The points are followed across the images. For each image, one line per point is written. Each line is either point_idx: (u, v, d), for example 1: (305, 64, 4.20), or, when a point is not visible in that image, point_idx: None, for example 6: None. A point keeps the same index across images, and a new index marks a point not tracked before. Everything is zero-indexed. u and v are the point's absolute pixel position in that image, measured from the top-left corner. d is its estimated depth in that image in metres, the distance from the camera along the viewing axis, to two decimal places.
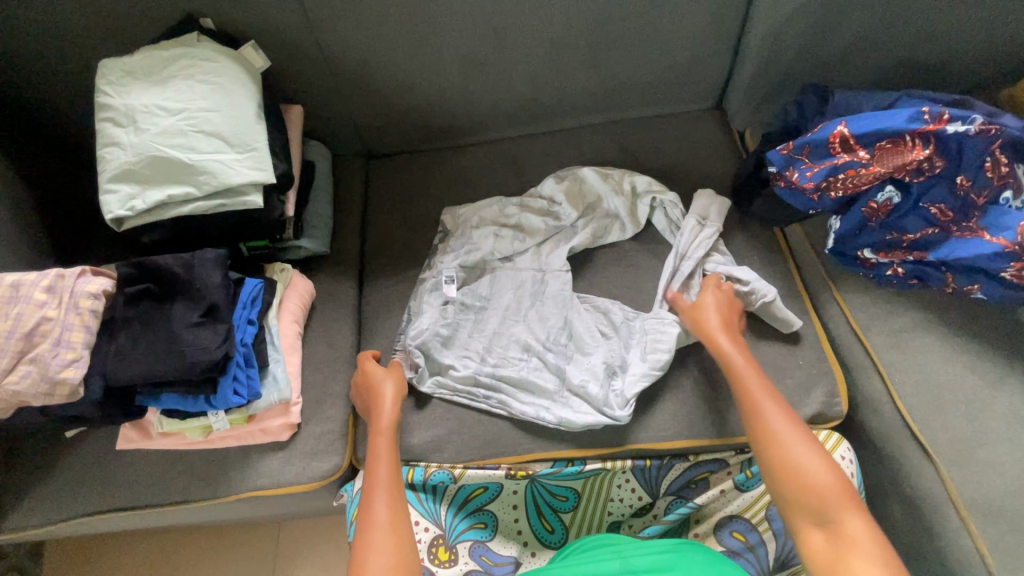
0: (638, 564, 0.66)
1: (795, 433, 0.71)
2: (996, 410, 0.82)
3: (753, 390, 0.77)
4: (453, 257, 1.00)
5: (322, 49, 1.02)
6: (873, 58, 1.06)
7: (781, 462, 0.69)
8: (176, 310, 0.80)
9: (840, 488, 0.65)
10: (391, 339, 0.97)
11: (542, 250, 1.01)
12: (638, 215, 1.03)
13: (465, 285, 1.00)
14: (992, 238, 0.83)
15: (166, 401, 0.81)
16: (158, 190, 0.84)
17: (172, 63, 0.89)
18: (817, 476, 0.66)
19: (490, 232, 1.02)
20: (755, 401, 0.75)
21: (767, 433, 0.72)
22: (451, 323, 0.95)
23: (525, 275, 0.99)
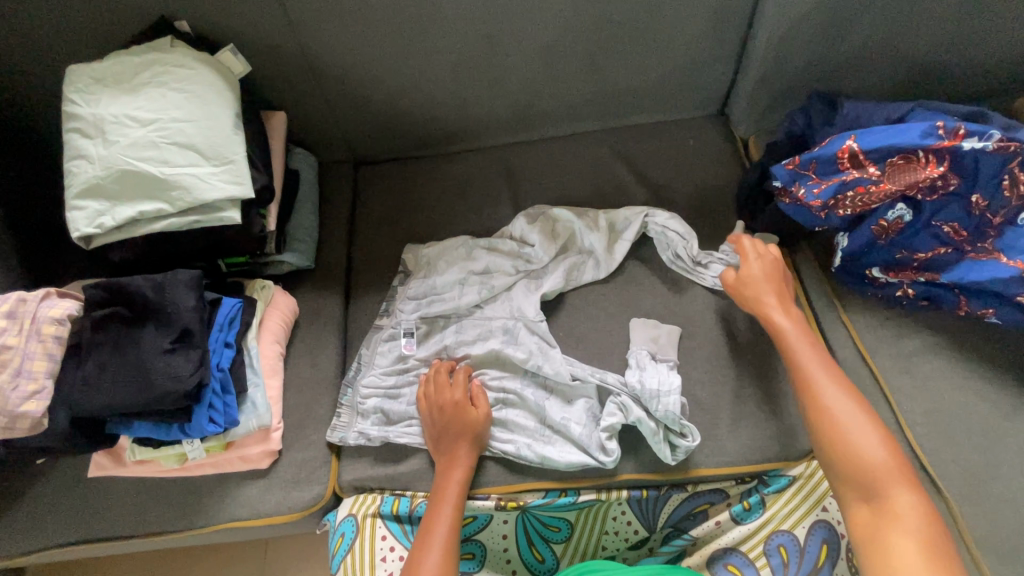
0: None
1: (854, 416, 0.69)
2: (1010, 442, 0.78)
3: (806, 360, 0.75)
4: (414, 305, 0.95)
5: (304, 53, 0.97)
6: (885, 65, 1.01)
7: (819, 418, 0.70)
8: (146, 335, 0.75)
9: (893, 468, 0.65)
10: (342, 395, 0.91)
11: (511, 293, 0.95)
12: (610, 257, 0.98)
13: (426, 338, 0.94)
14: (1008, 260, 0.79)
15: (138, 429, 0.77)
16: (127, 206, 0.79)
17: (143, 69, 0.84)
18: (876, 461, 0.66)
19: (452, 275, 0.97)
20: (808, 373, 0.74)
21: (827, 415, 0.70)
22: (417, 373, 0.90)
23: (514, 296, 0.95)
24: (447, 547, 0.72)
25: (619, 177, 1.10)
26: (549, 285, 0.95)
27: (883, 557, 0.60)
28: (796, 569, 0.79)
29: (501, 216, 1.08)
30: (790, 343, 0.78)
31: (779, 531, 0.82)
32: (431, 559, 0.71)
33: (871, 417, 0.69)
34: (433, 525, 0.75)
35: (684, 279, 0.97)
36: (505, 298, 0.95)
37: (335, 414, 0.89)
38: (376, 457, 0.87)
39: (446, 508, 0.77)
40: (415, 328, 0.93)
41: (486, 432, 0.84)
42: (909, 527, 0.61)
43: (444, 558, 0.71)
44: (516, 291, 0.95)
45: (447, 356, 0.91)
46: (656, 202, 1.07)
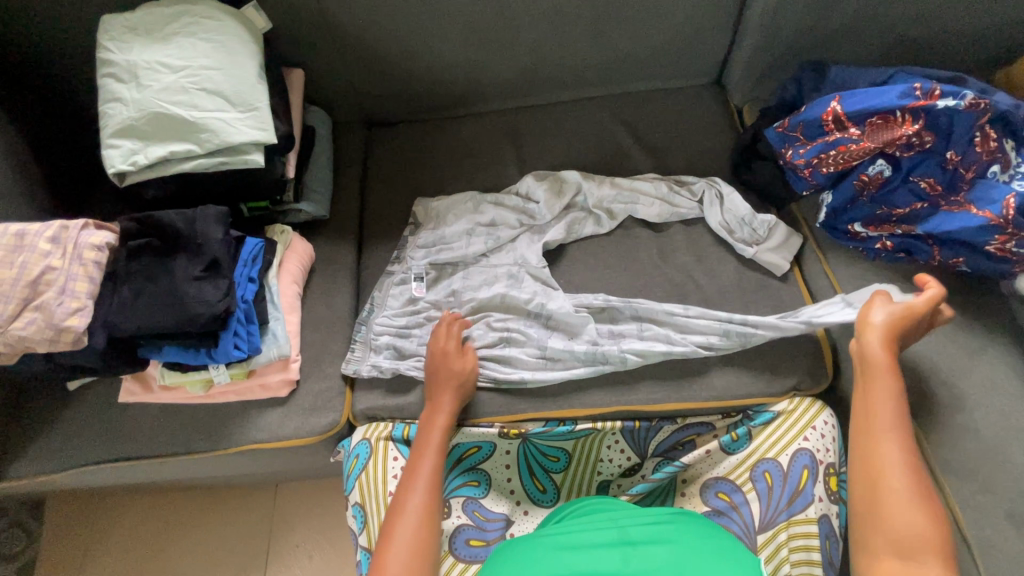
0: (637, 535, 0.67)
1: (893, 439, 0.73)
2: (974, 378, 0.84)
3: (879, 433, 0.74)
4: (423, 252, 1.01)
5: (323, 12, 1.02)
6: (873, 35, 1.06)
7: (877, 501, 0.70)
8: (177, 264, 0.81)
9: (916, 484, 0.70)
10: (357, 332, 0.97)
11: (515, 243, 1.01)
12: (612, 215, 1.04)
13: (436, 283, 1.00)
14: (977, 211, 0.85)
15: (168, 353, 0.83)
16: (160, 146, 0.85)
17: (174, 20, 0.89)
18: (896, 500, 0.69)
19: (459, 227, 1.02)
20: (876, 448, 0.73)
21: (884, 481, 0.71)
22: (426, 315, 0.96)
23: (519, 246, 1.01)
24: (431, 479, 0.78)
25: (619, 140, 1.16)
26: (556, 237, 1.01)
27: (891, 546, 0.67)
28: (779, 495, 0.85)
29: (506, 174, 1.14)
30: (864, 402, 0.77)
31: (763, 459, 0.88)
32: (415, 493, 0.77)
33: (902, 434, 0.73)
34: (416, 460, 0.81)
35: (678, 232, 1.03)
36: (510, 247, 1.01)
37: (349, 350, 0.96)
38: (388, 389, 0.93)
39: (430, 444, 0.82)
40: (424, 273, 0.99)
41: (472, 378, 0.90)
42: (921, 535, 0.66)
43: (427, 489, 0.77)
44: (521, 243, 1.01)
45: (454, 299, 0.97)
46: (654, 163, 1.13)
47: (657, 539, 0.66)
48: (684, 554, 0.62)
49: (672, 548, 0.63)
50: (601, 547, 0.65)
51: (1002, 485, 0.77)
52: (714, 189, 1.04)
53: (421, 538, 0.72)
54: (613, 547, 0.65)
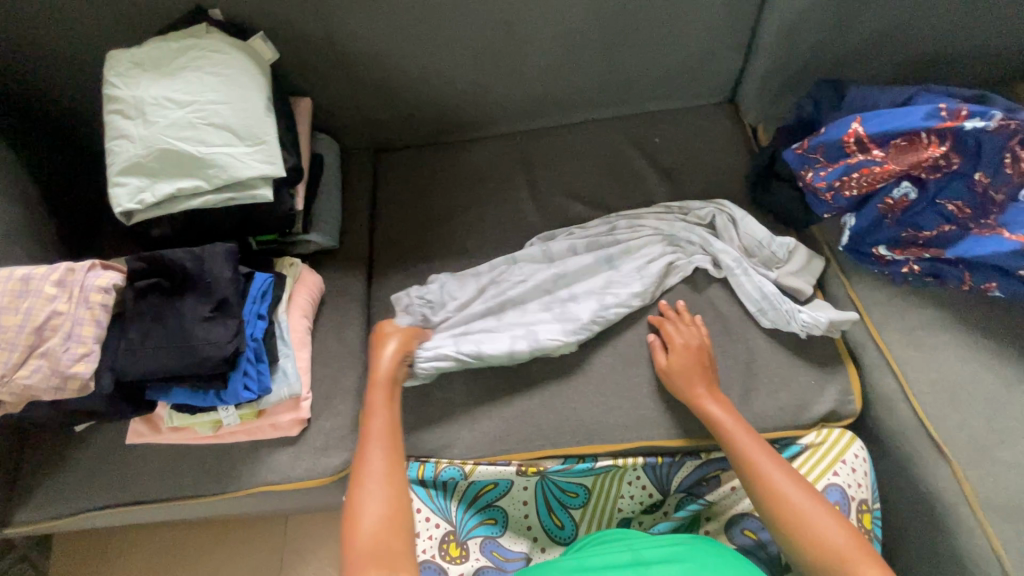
0: (650, 556, 0.64)
1: (818, 519, 0.67)
2: (1014, 409, 0.81)
3: (762, 463, 0.73)
4: (441, 339, 0.90)
5: (330, 40, 1.01)
6: (890, 52, 1.04)
7: (791, 529, 0.67)
8: (185, 304, 0.79)
9: (853, 544, 0.64)
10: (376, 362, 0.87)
11: (535, 328, 0.90)
12: (633, 275, 0.94)
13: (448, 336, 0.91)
14: (1010, 235, 0.82)
15: (176, 395, 0.81)
16: (168, 183, 0.83)
17: (181, 55, 0.88)
18: (809, 517, 0.67)
19: (483, 316, 0.92)
20: (765, 477, 0.72)
21: (783, 504, 0.69)
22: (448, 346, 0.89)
23: (538, 330, 0.89)
24: (391, 444, 0.75)
25: (632, 162, 1.13)
26: (591, 313, 0.90)
27: (797, 529, 0.67)
28: None
29: (518, 198, 1.11)
30: (734, 439, 0.77)
31: None
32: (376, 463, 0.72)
33: (814, 497, 0.70)
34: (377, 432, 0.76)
35: None
36: (528, 332, 0.90)
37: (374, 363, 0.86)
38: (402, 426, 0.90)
39: (379, 411, 0.78)
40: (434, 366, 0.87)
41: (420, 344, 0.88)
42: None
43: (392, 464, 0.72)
44: (545, 326, 0.90)
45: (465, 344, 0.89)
46: (668, 185, 1.11)
47: (670, 558, 0.63)
48: (700, 570, 0.60)
49: (685, 566, 0.60)
50: (612, 569, 0.63)
51: None
52: (724, 215, 1.00)
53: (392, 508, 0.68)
54: (625, 567, 0.63)
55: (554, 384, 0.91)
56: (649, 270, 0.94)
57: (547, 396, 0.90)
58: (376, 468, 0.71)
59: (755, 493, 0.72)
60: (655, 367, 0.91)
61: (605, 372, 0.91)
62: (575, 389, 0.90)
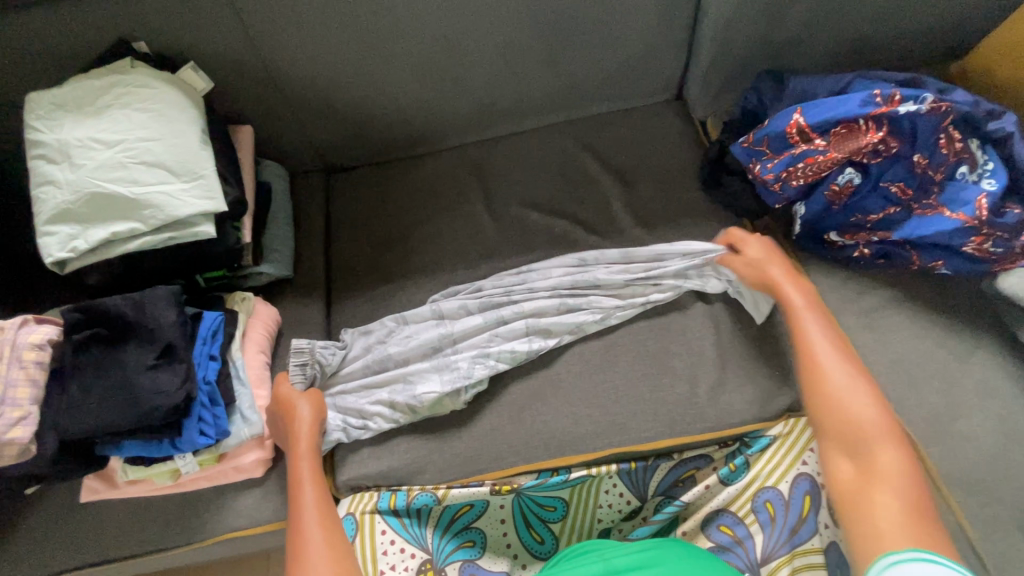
0: (623, 564, 0.64)
1: (853, 398, 0.67)
2: (968, 384, 0.83)
3: (811, 337, 0.73)
4: (368, 392, 0.89)
5: (265, 65, 0.99)
6: (826, 41, 1.06)
7: (821, 398, 0.69)
8: (129, 354, 0.76)
9: (880, 423, 0.64)
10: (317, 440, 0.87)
11: (416, 384, 0.88)
12: (554, 322, 0.92)
13: (376, 386, 0.90)
14: (951, 213, 0.84)
15: (129, 448, 0.77)
16: (101, 228, 0.79)
17: (105, 92, 0.85)
18: (843, 389, 0.68)
19: (366, 373, 0.91)
20: (810, 348, 0.72)
21: (819, 375, 0.70)
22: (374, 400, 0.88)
23: (417, 386, 0.88)
24: (323, 515, 0.71)
25: (585, 165, 1.13)
26: (547, 324, 0.91)
27: (828, 396, 0.68)
28: (782, 525, 0.82)
29: (474, 212, 1.10)
30: (795, 312, 0.77)
31: (763, 488, 0.85)
32: (312, 540, 0.67)
33: (857, 376, 0.69)
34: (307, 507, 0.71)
35: None
36: (408, 389, 0.88)
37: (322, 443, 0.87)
38: (370, 456, 0.88)
39: (306, 485, 0.75)
40: (334, 439, 0.86)
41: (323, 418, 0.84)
42: (890, 482, 0.60)
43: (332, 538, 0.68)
44: (424, 381, 0.88)
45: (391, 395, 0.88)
46: (623, 185, 1.10)
47: (642, 564, 0.63)
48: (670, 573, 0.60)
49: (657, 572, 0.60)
50: None
51: (1009, 494, 0.75)
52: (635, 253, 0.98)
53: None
54: None
55: (521, 399, 0.90)
56: (572, 316, 0.92)
57: (515, 412, 0.89)
58: (315, 543, 0.67)
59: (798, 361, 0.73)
60: (621, 372, 0.91)
61: (571, 383, 0.91)
62: (543, 402, 0.90)
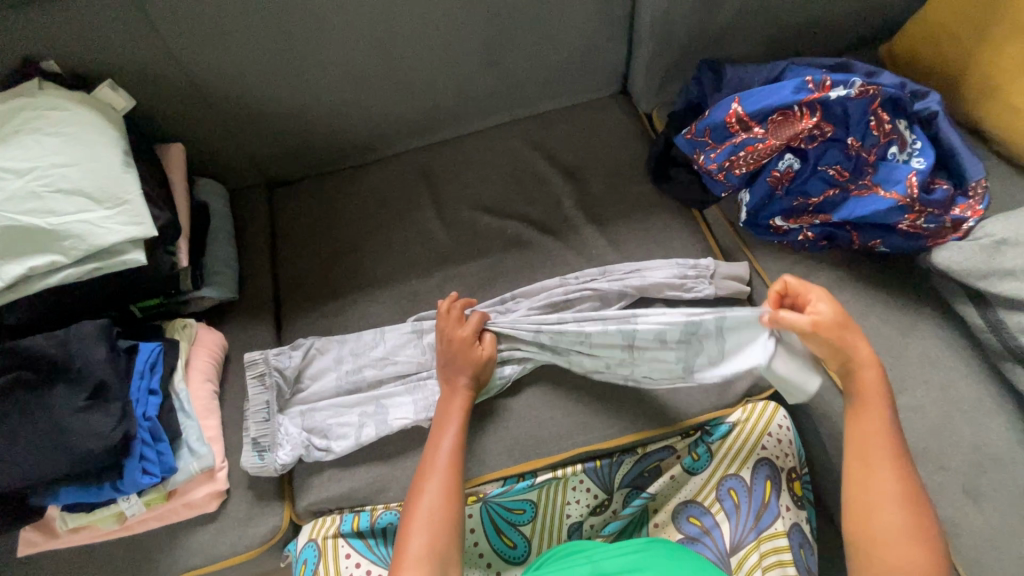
0: (611, 568, 0.64)
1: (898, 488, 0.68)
2: (910, 356, 0.86)
3: (868, 433, 0.70)
4: (329, 414, 0.86)
5: (191, 80, 0.94)
6: (761, 29, 1.08)
7: (858, 497, 0.69)
8: (57, 396, 0.71)
9: (922, 539, 0.65)
10: (271, 466, 0.83)
11: (386, 406, 0.86)
12: (538, 355, 0.89)
13: (338, 408, 0.87)
14: (885, 193, 0.87)
15: (67, 496, 0.73)
16: (16, 263, 0.74)
17: (12, 117, 0.79)
18: (881, 495, 0.68)
19: (334, 394, 0.88)
20: (862, 445, 0.70)
21: (867, 474, 0.69)
22: (337, 422, 0.85)
23: (387, 410, 0.86)
24: (453, 462, 0.77)
25: (535, 164, 1.12)
26: (523, 350, 0.89)
27: (872, 505, 0.68)
28: (746, 510, 0.83)
29: (425, 219, 1.08)
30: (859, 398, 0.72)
31: (726, 476, 0.86)
32: (429, 492, 0.74)
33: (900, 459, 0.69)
34: (433, 455, 0.78)
35: (607, 252, 1.01)
36: (376, 413, 0.86)
37: (277, 469, 0.83)
38: (329, 479, 0.85)
39: (452, 419, 0.80)
40: (292, 455, 0.83)
41: (492, 359, 0.86)
42: None
43: (444, 491, 0.74)
44: (395, 404, 0.86)
45: (358, 418, 0.85)
46: (574, 182, 1.10)
47: (633, 568, 0.63)
48: None
49: None
50: None
51: (953, 460, 0.78)
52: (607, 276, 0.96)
53: (434, 537, 0.70)
54: None
55: (481, 407, 0.89)
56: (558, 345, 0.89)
57: (477, 419, 0.88)
58: (441, 470, 0.76)
59: (849, 449, 0.72)
60: (581, 372, 0.91)
61: (531, 386, 0.90)
62: (505, 407, 0.89)
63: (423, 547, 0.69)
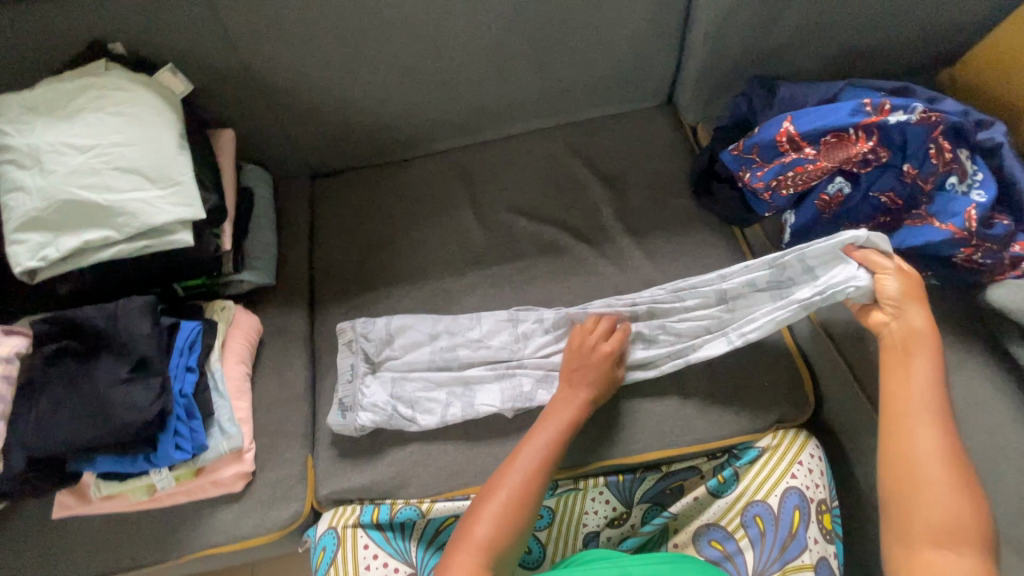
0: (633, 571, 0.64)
1: (947, 500, 0.65)
2: (956, 395, 0.82)
3: (913, 414, 0.70)
4: (427, 388, 0.88)
5: (247, 68, 0.96)
6: (817, 48, 1.05)
7: (905, 477, 0.67)
8: (101, 366, 0.74)
9: (975, 528, 0.63)
10: (354, 425, 0.85)
11: (469, 389, 0.87)
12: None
13: (430, 384, 0.88)
14: (941, 224, 0.83)
15: (102, 464, 0.75)
16: (73, 236, 0.77)
17: (79, 95, 0.82)
18: (934, 478, 0.66)
19: (428, 368, 0.89)
20: (907, 424, 0.70)
21: (907, 453, 0.68)
22: (424, 398, 0.87)
23: (475, 394, 0.87)
24: (541, 466, 0.73)
25: (575, 171, 1.11)
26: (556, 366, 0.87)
27: (920, 489, 0.66)
28: (772, 540, 0.81)
29: (463, 218, 1.08)
30: (899, 371, 0.74)
31: (753, 502, 0.84)
32: (507, 486, 0.71)
33: (963, 473, 0.66)
34: (521, 453, 0.74)
35: (643, 265, 1.00)
36: (418, 405, 0.86)
37: (355, 431, 0.86)
38: (352, 470, 0.86)
39: (549, 428, 0.77)
40: (374, 421, 0.85)
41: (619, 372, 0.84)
42: None
43: (527, 489, 0.71)
44: (431, 400, 0.87)
45: (453, 396, 0.87)
46: (613, 191, 1.09)
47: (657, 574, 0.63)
48: None
49: None
50: None
51: (995, 507, 0.75)
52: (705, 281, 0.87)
53: (500, 527, 0.67)
54: None
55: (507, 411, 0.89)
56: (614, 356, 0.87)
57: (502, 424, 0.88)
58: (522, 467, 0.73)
59: (888, 427, 0.71)
60: None
61: None
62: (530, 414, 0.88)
63: (486, 538, 0.67)
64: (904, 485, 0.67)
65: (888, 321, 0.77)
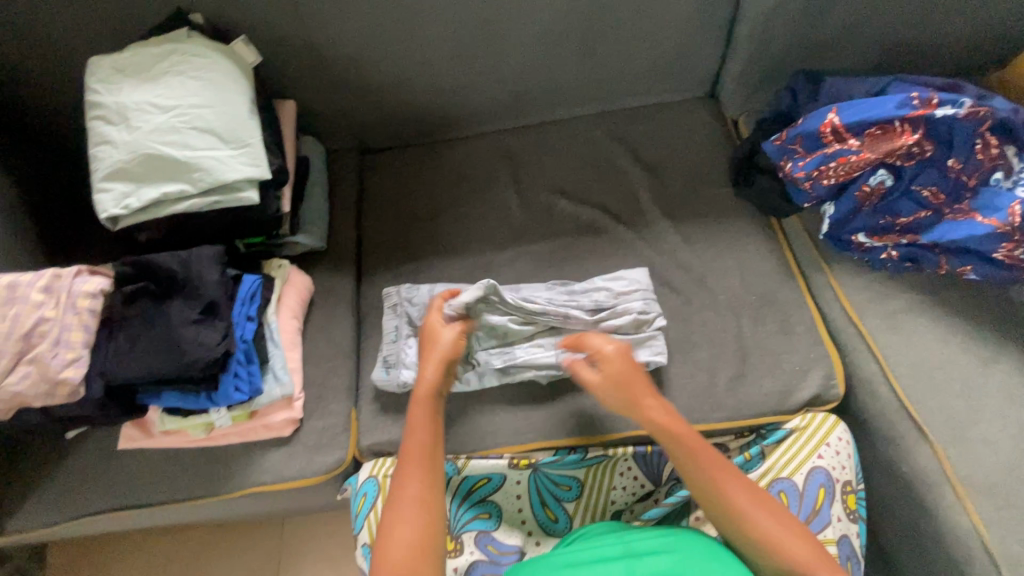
0: (640, 547, 0.66)
1: (786, 533, 0.65)
2: (990, 389, 0.83)
3: (719, 470, 0.70)
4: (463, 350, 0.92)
5: (312, 43, 1.02)
6: (865, 45, 1.06)
7: (741, 525, 0.66)
8: (173, 308, 0.80)
9: (803, 546, 0.64)
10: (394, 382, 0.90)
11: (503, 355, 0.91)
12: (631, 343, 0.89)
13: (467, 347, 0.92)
14: (983, 219, 0.84)
15: (168, 399, 0.81)
16: (152, 188, 0.83)
17: (163, 59, 0.88)
18: (764, 521, 0.65)
19: None
20: (722, 480, 0.69)
21: (730, 503, 0.67)
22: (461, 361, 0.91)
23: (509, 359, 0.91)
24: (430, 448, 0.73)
25: (615, 157, 1.14)
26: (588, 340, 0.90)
27: (754, 528, 0.65)
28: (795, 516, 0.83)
29: (504, 197, 1.12)
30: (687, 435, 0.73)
31: (778, 479, 0.86)
32: (410, 483, 0.69)
33: (768, 498, 0.68)
34: (410, 447, 0.73)
35: (679, 249, 1.03)
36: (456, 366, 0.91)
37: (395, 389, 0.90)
38: (393, 424, 0.90)
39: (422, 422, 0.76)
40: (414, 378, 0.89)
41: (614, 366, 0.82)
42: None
43: (425, 481, 0.70)
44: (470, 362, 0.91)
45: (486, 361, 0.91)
46: (652, 178, 1.11)
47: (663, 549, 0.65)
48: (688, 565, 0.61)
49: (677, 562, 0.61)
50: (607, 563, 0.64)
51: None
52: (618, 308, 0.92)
53: (423, 532, 0.65)
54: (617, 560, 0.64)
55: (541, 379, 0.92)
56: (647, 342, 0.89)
57: (537, 391, 0.92)
58: (415, 471, 0.71)
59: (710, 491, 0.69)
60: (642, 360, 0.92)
61: None
62: (563, 383, 0.92)
63: (406, 544, 0.64)
64: (705, 491, 0.70)
65: (648, 402, 0.77)
